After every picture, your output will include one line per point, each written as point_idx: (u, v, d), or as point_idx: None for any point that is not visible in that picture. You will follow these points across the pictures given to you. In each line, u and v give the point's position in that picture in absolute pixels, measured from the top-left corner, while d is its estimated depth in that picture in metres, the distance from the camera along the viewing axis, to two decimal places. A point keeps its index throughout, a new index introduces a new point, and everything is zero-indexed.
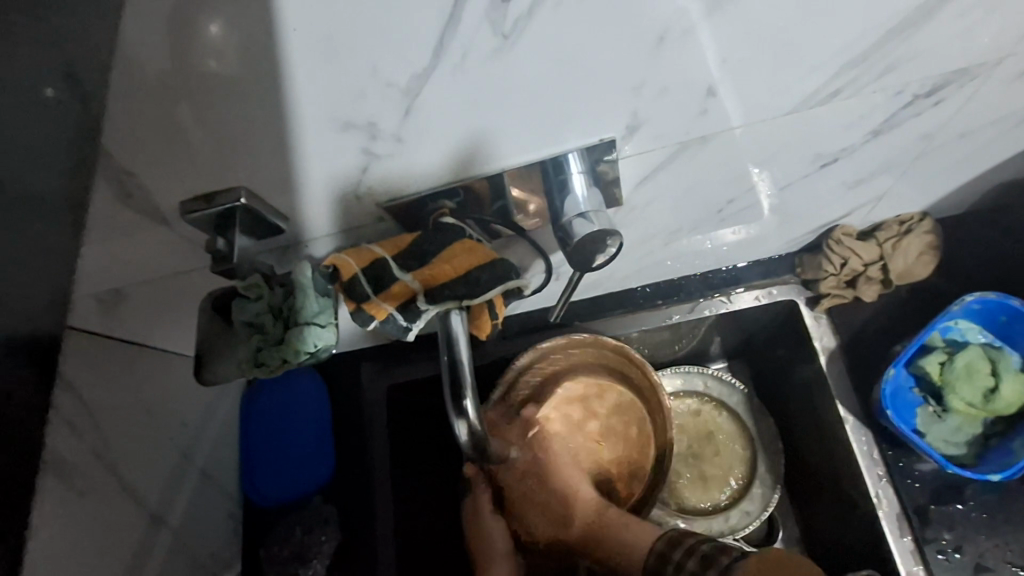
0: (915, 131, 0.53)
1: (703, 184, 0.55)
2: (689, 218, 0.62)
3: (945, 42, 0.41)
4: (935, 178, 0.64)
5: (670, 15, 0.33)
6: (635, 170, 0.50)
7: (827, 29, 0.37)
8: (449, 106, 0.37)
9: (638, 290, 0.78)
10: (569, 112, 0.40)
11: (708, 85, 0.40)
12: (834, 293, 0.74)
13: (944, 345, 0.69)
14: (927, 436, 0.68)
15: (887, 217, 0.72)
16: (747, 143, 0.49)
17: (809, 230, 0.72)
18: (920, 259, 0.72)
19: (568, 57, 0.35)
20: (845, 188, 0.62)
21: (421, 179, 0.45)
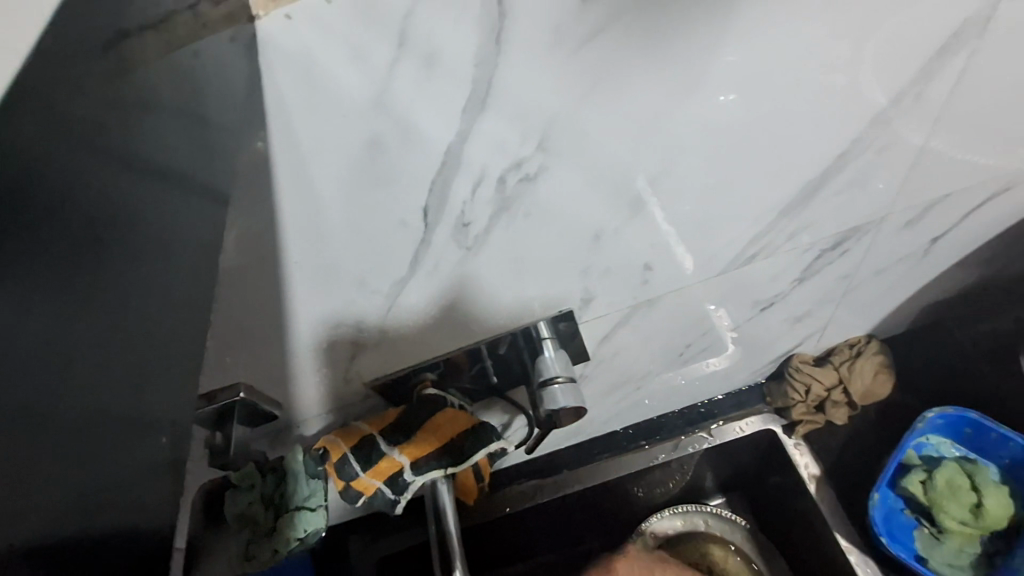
0: (835, 273, 0.61)
1: (664, 333, 0.61)
2: (656, 363, 0.67)
3: (835, 211, 0.50)
4: (867, 306, 0.72)
5: (601, 222, 0.41)
6: (596, 332, 0.55)
7: (731, 215, 0.46)
8: (425, 301, 0.44)
9: (622, 433, 0.80)
10: (528, 295, 0.47)
11: (644, 263, 0.48)
12: (808, 419, 0.78)
13: (921, 462, 0.70)
14: (930, 561, 0.67)
15: (838, 343, 0.78)
16: (692, 297, 0.55)
17: (771, 359, 0.77)
18: (878, 379, 0.78)
19: (522, 257, 0.42)
20: (791, 322, 0.69)
21: (405, 360, 0.50)
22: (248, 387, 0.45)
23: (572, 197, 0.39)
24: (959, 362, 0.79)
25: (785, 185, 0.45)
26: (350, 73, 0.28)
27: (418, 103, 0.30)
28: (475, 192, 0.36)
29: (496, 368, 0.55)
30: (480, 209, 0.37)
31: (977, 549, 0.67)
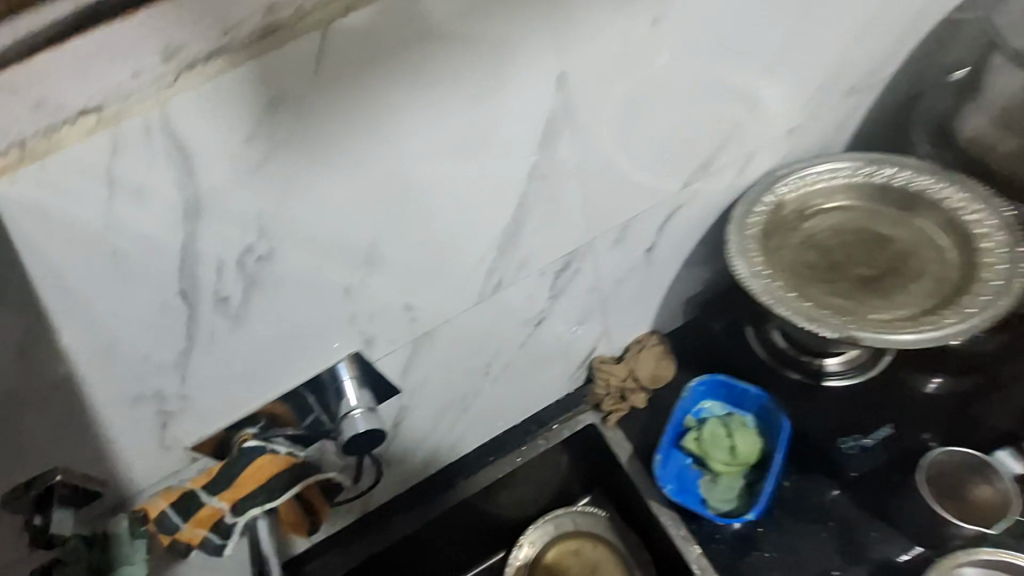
0: (582, 286, 0.78)
1: (463, 352, 0.75)
2: (466, 383, 0.81)
3: (542, 242, 0.67)
4: (629, 310, 0.89)
5: (343, 280, 0.55)
6: (393, 365, 0.68)
7: (471, 238, 0.60)
8: (228, 369, 0.56)
9: (472, 454, 0.94)
10: (315, 343, 0.59)
11: (405, 305, 0.62)
12: (616, 408, 0.93)
13: (695, 423, 0.88)
14: (710, 500, 0.83)
15: (629, 341, 0.95)
16: (467, 322, 0.71)
17: (575, 365, 0.93)
18: (660, 363, 0.94)
19: (289, 323, 0.56)
20: (570, 330, 0.85)
21: (212, 400, 0.58)
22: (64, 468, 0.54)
23: (302, 270, 0.52)
24: (722, 334, 0.93)
25: (467, 224, 0.58)
26: (152, 180, 0.41)
27: (198, 183, 0.42)
28: (219, 274, 0.48)
29: (318, 408, 0.65)
30: (230, 285, 0.49)
31: (742, 483, 0.84)
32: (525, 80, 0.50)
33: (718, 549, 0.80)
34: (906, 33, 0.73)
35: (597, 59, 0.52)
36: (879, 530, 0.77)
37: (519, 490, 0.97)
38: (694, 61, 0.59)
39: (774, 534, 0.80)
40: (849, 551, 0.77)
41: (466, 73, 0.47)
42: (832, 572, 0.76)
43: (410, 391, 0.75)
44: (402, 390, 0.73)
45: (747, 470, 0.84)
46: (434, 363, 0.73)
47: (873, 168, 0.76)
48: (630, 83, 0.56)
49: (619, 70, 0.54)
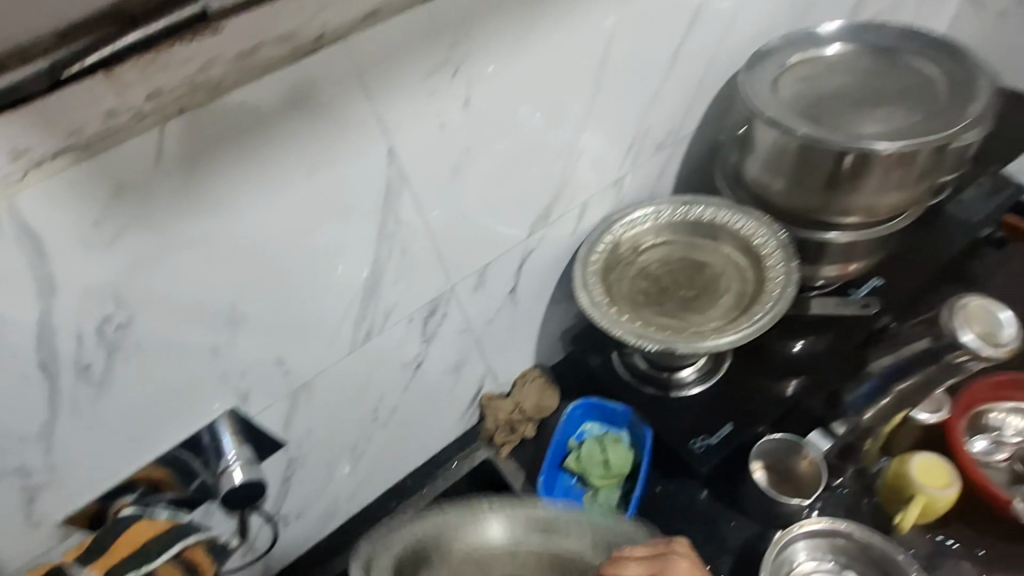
0: (452, 330, 0.87)
1: (346, 400, 0.80)
2: (355, 432, 0.86)
3: (404, 291, 0.75)
4: (506, 348, 0.99)
5: (210, 341, 0.61)
6: (274, 419, 0.73)
7: (333, 292, 0.68)
8: (94, 438, 0.59)
9: (374, 503, 0.97)
10: (188, 403, 0.64)
11: (277, 359, 0.68)
12: (507, 441, 1.01)
13: (576, 444, 0.97)
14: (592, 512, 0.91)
15: (514, 376, 1.05)
16: (345, 370, 0.77)
17: (465, 405, 1.01)
18: (544, 394, 1.03)
19: (157, 386, 0.60)
20: (452, 371, 0.93)
21: (83, 471, 0.60)
22: None
23: (167, 335, 0.57)
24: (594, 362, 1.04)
25: (326, 280, 0.66)
26: (5, 264, 0.46)
27: (51, 263, 0.48)
28: (79, 344, 0.53)
29: (199, 469, 0.69)
30: (91, 355, 0.54)
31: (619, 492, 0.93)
32: (357, 156, 0.60)
33: None
34: (692, 98, 0.90)
35: (419, 136, 0.63)
36: (737, 519, 0.88)
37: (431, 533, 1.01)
38: (511, 130, 0.72)
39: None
40: (712, 541, 0.87)
41: (300, 154, 0.56)
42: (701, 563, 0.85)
43: (297, 444, 0.79)
44: (288, 443, 0.77)
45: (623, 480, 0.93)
46: (316, 415, 0.78)
47: (687, 208, 0.91)
48: (453, 152, 0.68)
49: (442, 142, 0.66)
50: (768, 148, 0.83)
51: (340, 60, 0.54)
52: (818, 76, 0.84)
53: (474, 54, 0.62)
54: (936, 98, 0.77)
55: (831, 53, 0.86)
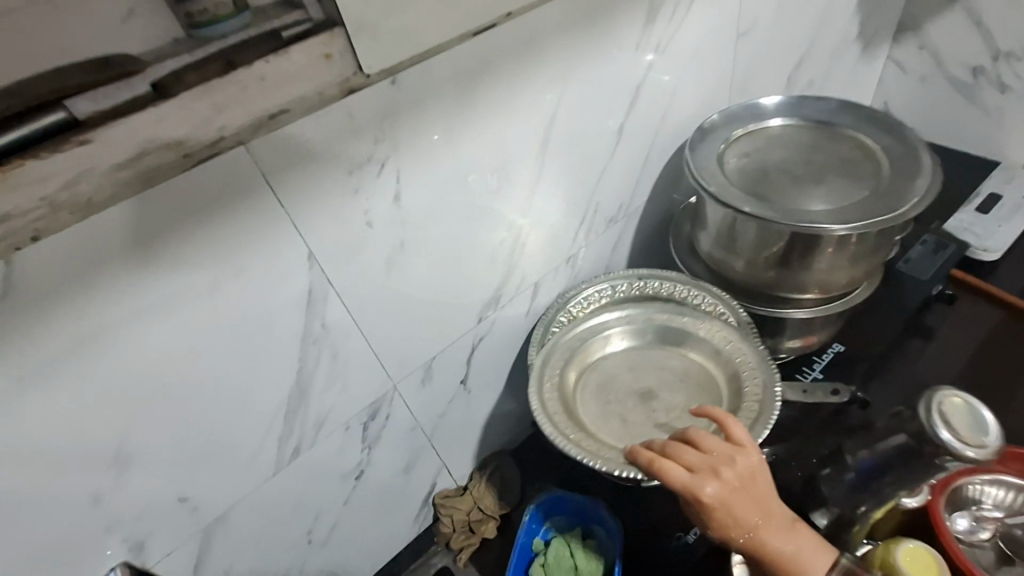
0: (398, 431, 0.78)
1: (272, 528, 0.69)
2: (285, 560, 0.74)
3: (337, 399, 0.66)
4: (462, 440, 0.91)
5: (89, 488, 0.51)
6: (179, 562, 0.62)
7: (247, 412, 0.59)
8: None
9: None
10: (64, 560, 0.53)
11: (179, 496, 0.58)
12: (465, 544, 0.91)
13: (542, 545, 0.88)
14: None
15: (472, 468, 0.97)
16: (270, 495, 0.66)
17: (417, 507, 0.91)
18: (505, 487, 0.94)
19: (18, 547, 0.50)
20: (401, 474, 0.83)
21: None
22: None
23: (30, 486, 0.48)
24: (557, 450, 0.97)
25: (236, 400, 0.58)
26: None
27: None
28: None
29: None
30: None
31: None
32: (272, 257, 0.54)
33: None
34: (641, 173, 0.89)
35: (338, 233, 0.57)
36: None
37: None
38: (448, 217, 0.67)
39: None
40: None
41: (207, 258, 0.50)
42: None
43: None
44: None
45: None
46: (235, 551, 0.67)
47: (642, 282, 0.89)
48: (383, 247, 0.62)
49: (368, 237, 0.60)
50: (720, 223, 0.81)
51: (240, 162, 0.48)
52: (763, 150, 0.83)
53: (401, 145, 0.58)
54: (880, 172, 0.77)
55: (774, 126, 0.86)
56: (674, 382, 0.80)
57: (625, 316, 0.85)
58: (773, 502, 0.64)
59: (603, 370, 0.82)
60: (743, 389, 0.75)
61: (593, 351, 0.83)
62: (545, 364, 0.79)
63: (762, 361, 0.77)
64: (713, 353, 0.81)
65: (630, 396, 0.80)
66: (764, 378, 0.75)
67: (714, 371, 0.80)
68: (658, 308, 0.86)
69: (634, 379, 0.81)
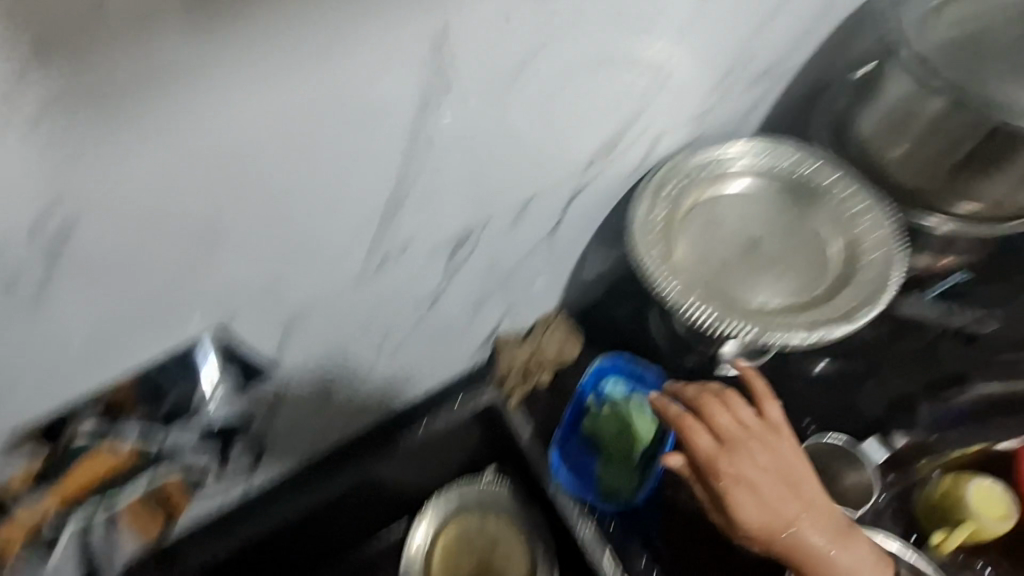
0: (478, 267, 0.75)
1: (345, 332, 0.70)
2: (355, 362, 0.77)
3: (429, 217, 0.62)
4: (535, 289, 0.88)
5: (182, 260, 0.49)
6: (263, 345, 0.63)
7: (339, 212, 0.55)
8: (46, 351, 0.49)
9: (367, 430, 0.93)
10: (156, 325, 0.53)
11: (267, 284, 0.57)
12: (518, 387, 0.92)
13: (595, 405, 0.90)
14: (605, 482, 0.87)
15: (535, 321, 0.95)
16: (349, 301, 0.66)
17: (478, 343, 0.91)
18: (567, 341, 0.95)
19: (114, 305, 0.49)
20: (470, 309, 0.82)
21: (39, 391, 0.52)
22: None
23: (124, 247, 0.46)
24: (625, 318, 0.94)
25: (330, 197, 0.53)
26: None
27: None
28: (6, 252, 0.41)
29: (175, 393, 0.60)
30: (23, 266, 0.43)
31: (636, 462, 0.87)
32: (391, 32, 0.44)
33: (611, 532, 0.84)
34: (815, 21, 0.72)
35: (470, 15, 0.47)
36: None
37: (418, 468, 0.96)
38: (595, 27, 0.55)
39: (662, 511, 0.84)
40: None
41: (321, 12, 0.41)
42: None
43: (291, 369, 0.70)
44: (279, 370, 0.68)
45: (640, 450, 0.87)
46: (315, 342, 0.68)
47: (774, 149, 0.77)
48: (516, 47, 0.51)
49: (502, 30, 0.49)
50: None
51: None
52: None
53: None
54: None
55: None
56: (785, 242, 0.75)
57: (749, 151, 0.76)
58: (824, 507, 0.69)
59: (713, 210, 0.76)
60: (862, 260, 0.71)
61: (702, 193, 0.76)
62: (660, 194, 0.73)
63: (891, 232, 0.72)
64: (834, 215, 0.75)
65: (736, 244, 0.75)
66: (888, 252, 0.71)
67: (828, 235, 0.75)
68: (783, 156, 0.76)
69: (741, 225, 0.76)
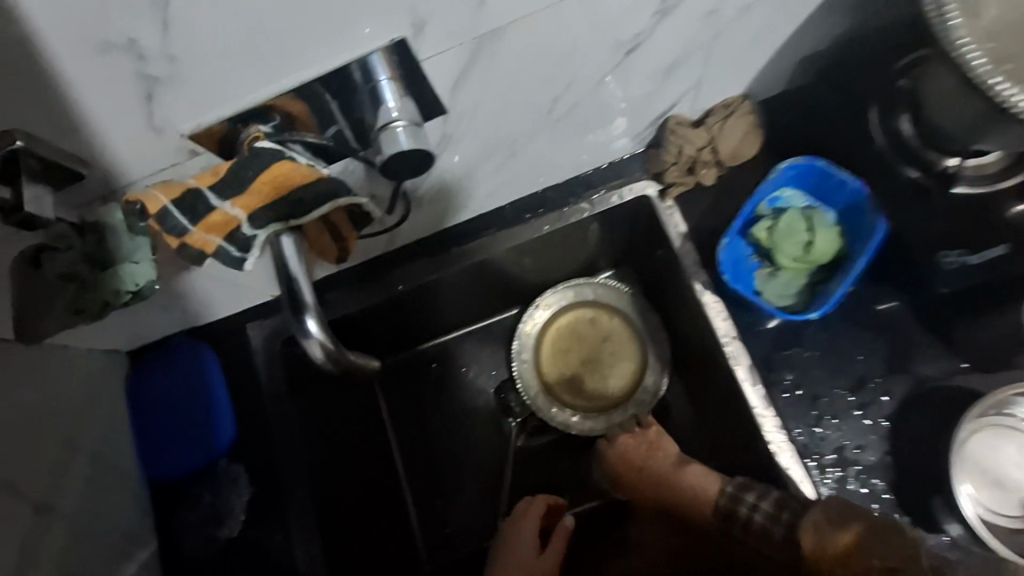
0: (697, 11, 0.59)
1: (525, 79, 0.59)
2: (523, 123, 0.67)
3: None
4: (734, 61, 0.71)
5: None
6: (443, 78, 0.54)
7: None
8: (227, 33, 0.41)
9: (507, 209, 0.87)
10: (344, 22, 0.44)
11: None
12: (679, 182, 0.83)
13: (770, 213, 0.77)
14: (765, 293, 0.77)
15: (715, 104, 0.79)
16: (544, 31, 0.53)
17: (645, 124, 0.79)
18: (746, 138, 0.81)
19: None
20: (659, 75, 0.68)
21: (220, 92, 0.46)
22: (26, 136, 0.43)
23: None
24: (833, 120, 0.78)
25: None
26: None
27: None
28: None
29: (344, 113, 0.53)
30: None
31: (804, 281, 0.77)
32: None
33: (760, 342, 0.78)
34: None
35: None
36: (929, 346, 0.76)
37: (538, 256, 0.92)
38: None
39: (822, 337, 0.78)
40: (893, 360, 0.77)
41: None
42: (868, 379, 0.76)
43: (459, 118, 0.61)
44: (450, 116, 0.60)
45: (813, 270, 0.77)
46: (492, 85, 0.58)
47: None
48: None
49: None
50: None
51: None
52: None
53: None
54: None
55: None
56: None
57: None
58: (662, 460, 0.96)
59: None
60: None
61: None
62: None
63: None
64: None
65: None
66: None
67: None
68: None
69: None
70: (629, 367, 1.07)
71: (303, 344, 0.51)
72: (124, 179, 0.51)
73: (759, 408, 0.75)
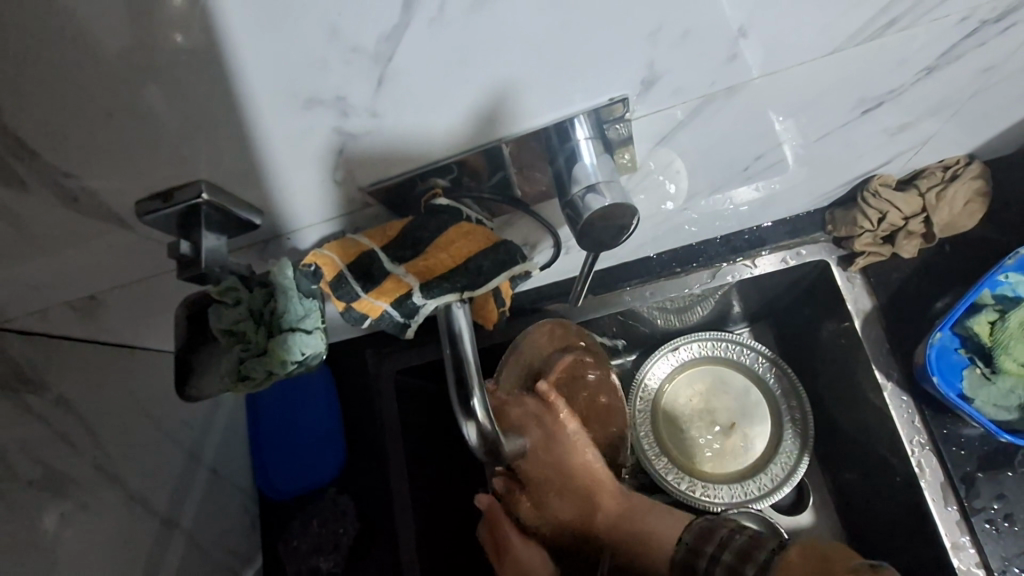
0: (971, 67, 0.47)
1: (736, 138, 0.51)
2: (711, 181, 0.58)
3: None
4: (983, 119, 0.58)
5: None
6: (652, 134, 0.47)
7: None
8: (399, 76, 0.34)
9: (654, 258, 0.75)
10: (566, 76, 0.37)
11: (738, 28, 0.37)
12: (870, 250, 0.70)
13: (994, 302, 0.65)
14: (975, 400, 0.65)
15: (930, 164, 0.66)
16: (780, 91, 0.45)
17: (842, 182, 0.66)
18: (966, 208, 0.67)
19: (540, 30, 0.33)
20: (884, 135, 0.57)
21: (395, 157, 0.41)
22: (211, 186, 0.39)
23: None
24: None
25: None
26: None
27: None
28: None
29: (532, 169, 0.47)
30: None
31: None
32: None
33: (962, 455, 0.66)
34: None
35: None
36: None
37: (696, 311, 0.82)
38: None
39: None
40: None
41: None
42: None
43: (646, 175, 0.54)
44: (639, 170, 0.53)
45: None
46: (696, 139, 0.50)
47: None
48: None
49: None
50: None
51: None
52: None
53: None
54: None
55: None
56: None
57: None
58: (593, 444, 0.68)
59: None
60: None
61: None
62: None
63: None
64: None
65: None
66: None
67: None
68: None
69: None
70: (758, 441, 0.82)
71: (459, 422, 0.45)
72: (286, 231, 0.47)
73: (949, 536, 0.65)
